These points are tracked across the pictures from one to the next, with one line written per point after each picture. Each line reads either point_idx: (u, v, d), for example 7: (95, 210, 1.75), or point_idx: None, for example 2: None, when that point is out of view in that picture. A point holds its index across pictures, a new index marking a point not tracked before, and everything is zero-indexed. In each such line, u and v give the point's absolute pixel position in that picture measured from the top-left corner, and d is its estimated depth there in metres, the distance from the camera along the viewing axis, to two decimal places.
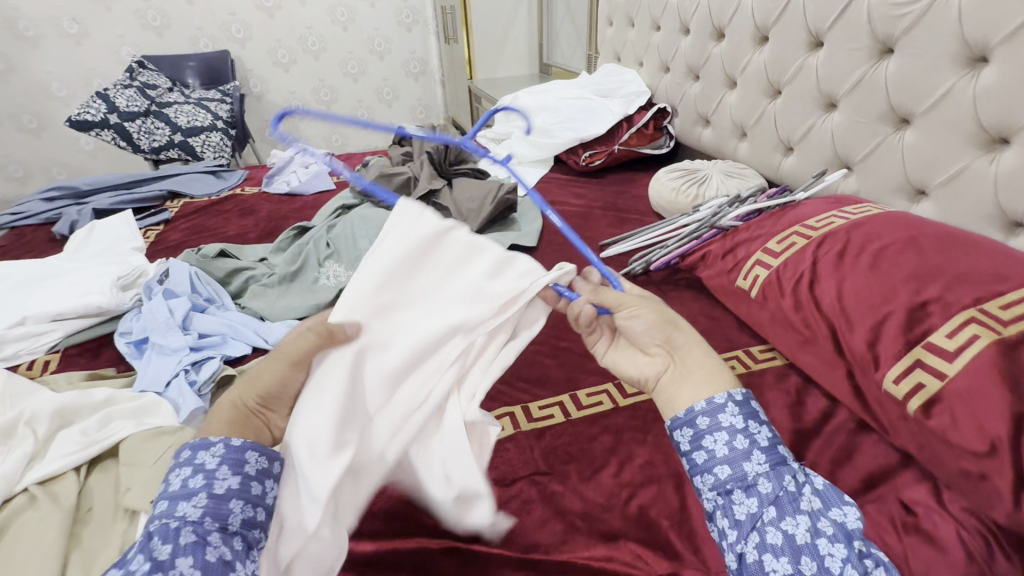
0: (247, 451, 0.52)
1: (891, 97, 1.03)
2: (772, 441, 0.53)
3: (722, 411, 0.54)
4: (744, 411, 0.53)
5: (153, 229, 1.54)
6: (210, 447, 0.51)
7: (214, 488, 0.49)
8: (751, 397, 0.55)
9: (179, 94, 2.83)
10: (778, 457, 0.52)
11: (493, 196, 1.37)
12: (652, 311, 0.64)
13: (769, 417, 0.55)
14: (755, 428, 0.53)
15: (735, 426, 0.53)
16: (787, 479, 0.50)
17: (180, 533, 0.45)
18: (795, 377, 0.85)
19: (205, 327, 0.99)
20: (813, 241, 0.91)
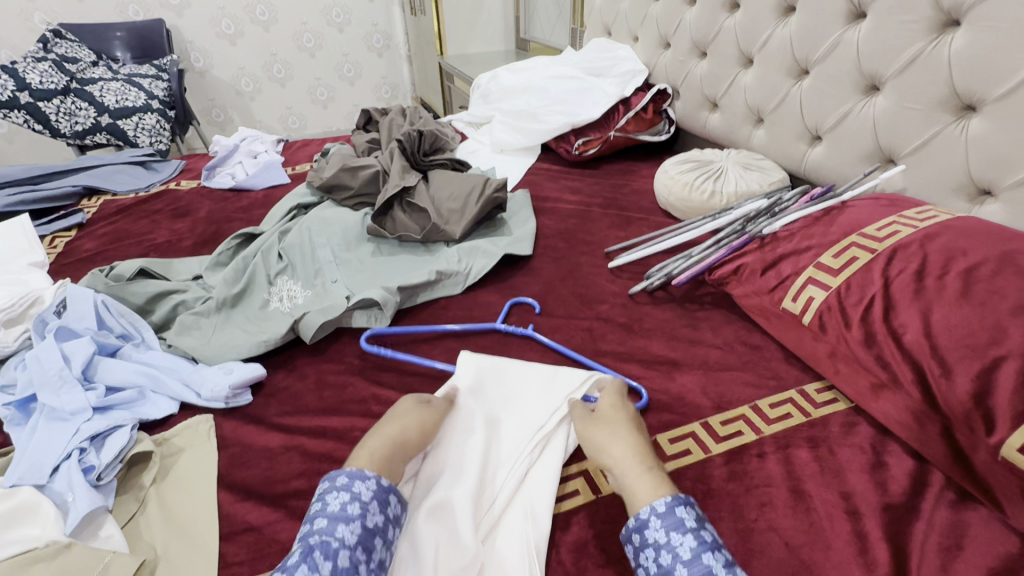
0: (389, 494, 0.56)
1: (954, 80, 0.87)
2: (699, 548, 0.50)
3: (648, 525, 0.52)
4: (661, 522, 0.52)
5: (62, 235, 1.27)
6: (366, 479, 0.56)
7: (367, 520, 0.52)
8: (678, 504, 0.53)
9: (105, 69, 2.47)
10: (702, 569, 0.48)
11: (479, 195, 1.16)
12: (601, 429, 0.63)
13: (700, 526, 0.51)
14: (677, 538, 0.51)
15: (659, 541, 0.51)
16: None
17: (338, 556, 0.48)
18: (867, 427, 0.70)
19: (114, 379, 0.75)
20: (881, 256, 0.75)
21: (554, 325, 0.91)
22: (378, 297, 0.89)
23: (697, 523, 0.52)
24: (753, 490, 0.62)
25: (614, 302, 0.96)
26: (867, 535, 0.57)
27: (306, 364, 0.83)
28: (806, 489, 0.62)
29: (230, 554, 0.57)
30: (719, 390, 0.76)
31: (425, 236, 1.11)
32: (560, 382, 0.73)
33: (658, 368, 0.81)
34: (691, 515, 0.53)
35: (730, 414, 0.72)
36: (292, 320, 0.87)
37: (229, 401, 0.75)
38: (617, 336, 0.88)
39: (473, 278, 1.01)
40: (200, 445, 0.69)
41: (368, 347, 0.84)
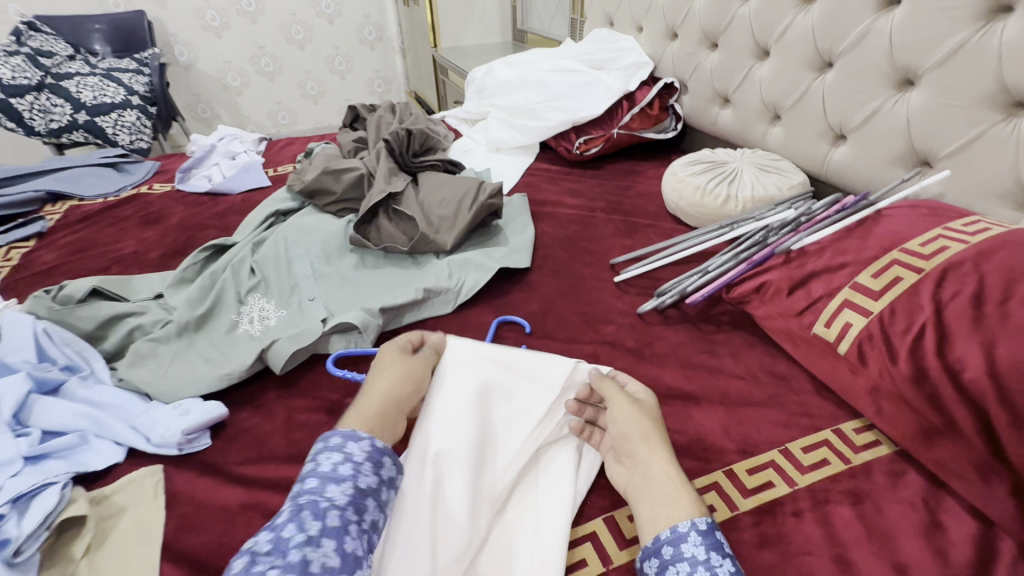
0: (384, 456, 0.54)
1: (1005, 73, 0.77)
2: None
3: (684, 539, 0.47)
4: (703, 538, 0.47)
5: (20, 246, 1.17)
6: (359, 440, 0.53)
7: (359, 481, 0.50)
8: (716, 528, 0.49)
9: (83, 63, 2.36)
10: None
11: (472, 201, 1.06)
12: (634, 422, 0.60)
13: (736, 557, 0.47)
14: (717, 560, 0.45)
15: (697, 557, 0.46)
16: None
17: (328, 514, 0.46)
18: (918, 479, 0.60)
19: (51, 422, 0.66)
20: (930, 277, 0.65)
21: (555, 350, 0.82)
22: (357, 321, 0.79)
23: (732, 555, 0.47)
24: (790, 559, 0.53)
25: (621, 323, 0.86)
26: None
27: (275, 399, 0.74)
28: (852, 557, 0.53)
29: None
30: (744, 430, 0.67)
31: (412, 247, 1.01)
32: (551, 377, 0.68)
33: (673, 403, 0.71)
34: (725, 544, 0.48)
35: (757, 461, 0.63)
36: (260, 348, 0.77)
37: (183, 446, 0.65)
38: (626, 363, 0.78)
39: (465, 295, 0.91)
40: (145, 505, 0.59)
41: (340, 372, 0.74)
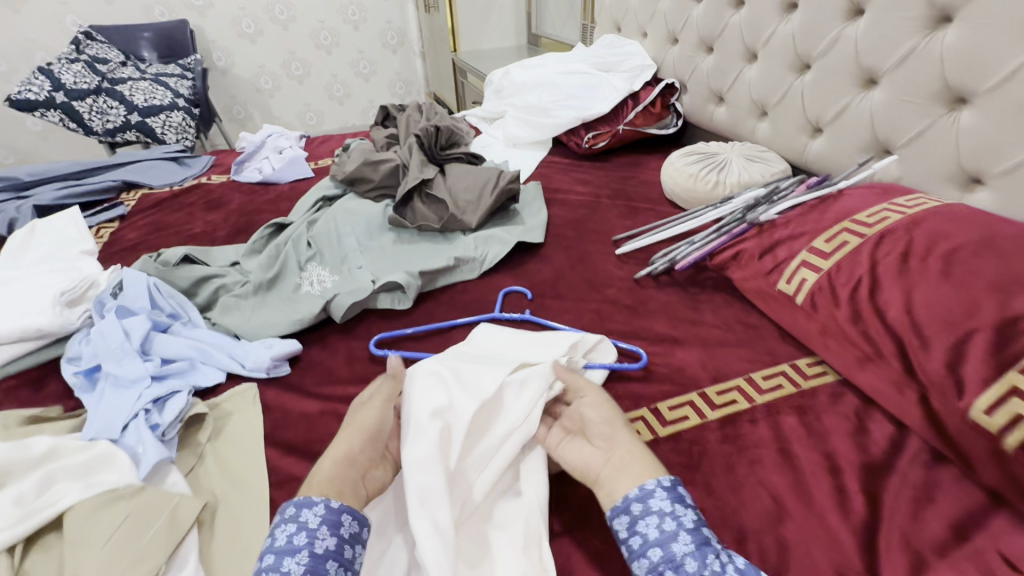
0: (343, 514, 0.54)
1: (947, 74, 0.91)
2: (697, 522, 0.52)
3: (652, 496, 0.54)
4: (670, 492, 0.54)
5: (107, 226, 1.36)
6: (314, 504, 0.54)
7: (315, 547, 0.50)
8: (678, 483, 0.56)
9: (134, 69, 2.59)
10: (702, 538, 0.51)
11: (493, 186, 1.23)
12: (603, 411, 0.65)
13: (695, 504, 0.55)
14: (681, 510, 0.53)
15: (664, 509, 0.53)
16: (711, 556, 0.49)
17: None
18: (853, 398, 0.76)
19: (168, 351, 0.84)
20: (869, 240, 0.80)
21: (564, 307, 0.98)
22: (401, 280, 0.96)
23: (693, 503, 0.55)
24: (745, 451, 0.69)
25: (620, 286, 1.02)
26: (846, 489, 0.63)
27: (337, 341, 0.91)
28: (793, 449, 0.68)
29: (280, 501, 0.65)
30: (717, 364, 0.83)
31: (443, 225, 1.19)
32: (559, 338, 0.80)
33: (660, 345, 0.87)
34: (686, 495, 0.56)
35: (724, 385, 0.79)
36: (323, 301, 0.95)
37: (270, 371, 0.83)
38: (623, 316, 0.95)
39: (488, 264, 1.07)
40: (247, 410, 0.77)
41: (378, 352, 0.86)
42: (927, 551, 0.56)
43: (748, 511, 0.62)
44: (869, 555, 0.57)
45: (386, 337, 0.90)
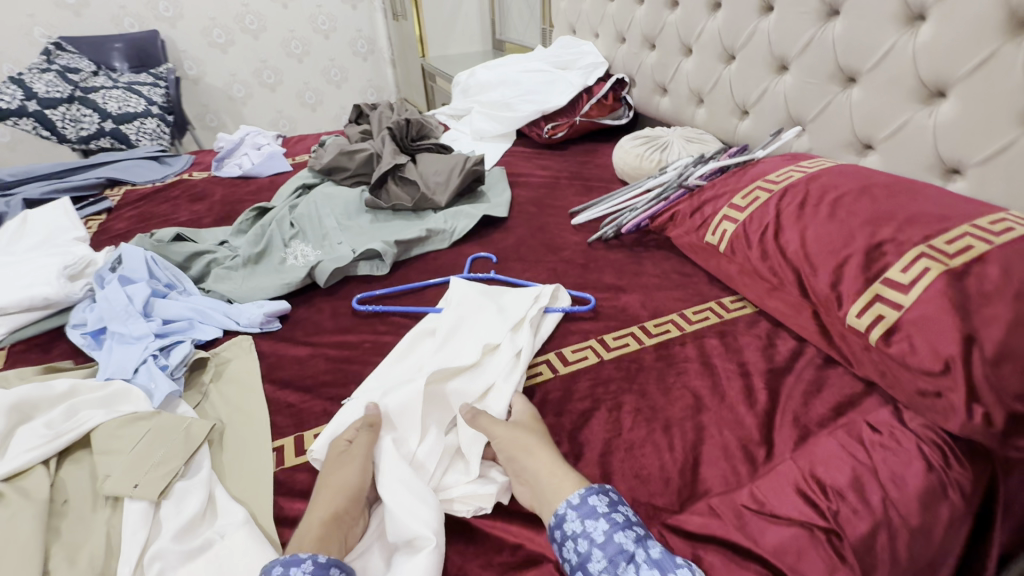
0: (332, 568, 0.52)
1: (839, 58, 1.08)
2: (610, 531, 0.55)
3: (565, 520, 0.57)
4: (577, 513, 0.56)
5: (94, 218, 1.43)
6: (302, 562, 0.51)
7: None
8: (590, 494, 0.58)
9: (105, 78, 2.59)
10: (615, 548, 0.54)
11: (460, 169, 1.36)
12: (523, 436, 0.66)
13: (610, 510, 0.57)
14: (592, 525, 0.55)
15: (576, 530, 0.56)
16: (623, 567, 0.52)
17: None
18: (766, 322, 0.90)
19: (169, 312, 0.93)
20: (775, 194, 0.96)
21: (526, 267, 1.11)
22: (379, 248, 1.08)
23: (609, 506, 0.58)
24: (675, 365, 0.82)
25: (575, 249, 1.16)
26: (754, 387, 0.77)
27: (323, 301, 1.02)
28: (714, 362, 0.82)
29: (278, 422, 0.75)
30: (655, 304, 0.97)
31: (415, 204, 1.31)
32: (524, 295, 0.94)
33: (607, 292, 1.01)
34: (603, 500, 0.58)
35: (661, 319, 0.92)
36: (308, 267, 1.05)
37: (263, 325, 0.94)
38: (576, 272, 1.08)
39: (457, 235, 1.19)
40: (243, 355, 0.87)
41: (359, 307, 0.98)
42: (813, 425, 0.70)
43: (675, 406, 0.75)
44: (768, 431, 0.70)
45: (366, 295, 1.02)
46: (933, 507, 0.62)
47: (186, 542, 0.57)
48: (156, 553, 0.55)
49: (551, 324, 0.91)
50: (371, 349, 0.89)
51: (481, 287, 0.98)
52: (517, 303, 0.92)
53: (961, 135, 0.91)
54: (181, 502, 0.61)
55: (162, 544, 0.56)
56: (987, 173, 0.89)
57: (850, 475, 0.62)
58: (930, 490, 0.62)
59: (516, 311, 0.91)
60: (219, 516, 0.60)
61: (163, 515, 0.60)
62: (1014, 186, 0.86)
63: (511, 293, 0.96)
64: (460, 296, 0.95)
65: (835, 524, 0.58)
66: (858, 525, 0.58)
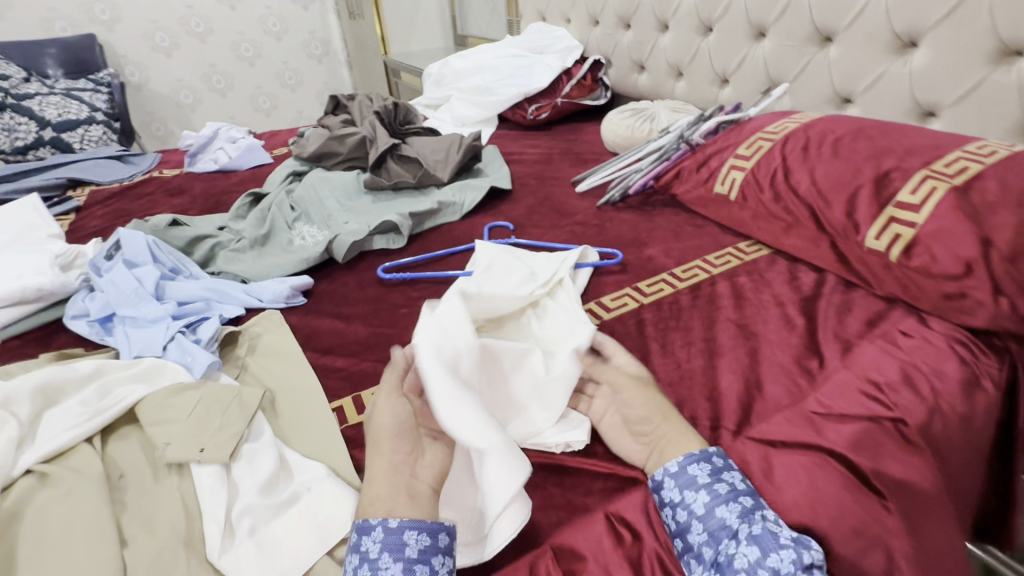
0: (405, 532, 0.46)
1: (816, 19, 1.17)
2: (711, 504, 0.50)
3: (663, 487, 0.53)
4: (676, 481, 0.52)
5: (63, 218, 1.32)
6: (372, 530, 0.47)
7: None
8: (688, 462, 0.53)
9: (39, 84, 2.33)
10: (717, 522, 0.49)
11: (459, 146, 1.36)
12: (641, 394, 0.62)
13: (711, 480, 0.52)
14: (691, 495, 0.51)
15: (674, 500, 0.52)
16: (724, 542, 0.48)
17: None
18: (784, 260, 0.95)
19: (183, 293, 0.87)
20: (778, 142, 1.02)
21: (543, 231, 1.12)
22: (395, 220, 1.06)
23: (712, 477, 0.52)
24: (712, 302, 0.85)
25: (586, 213, 1.18)
26: (791, 313, 0.81)
27: (345, 275, 0.99)
28: (748, 296, 0.86)
29: (331, 386, 0.72)
30: (677, 253, 1.00)
31: (418, 181, 1.29)
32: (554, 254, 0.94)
33: (629, 247, 1.03)
34: (706, 469, 0.53)
35: (687, 266, 0.96)
36: (325, 243, 1.02)
37: (289, 300, 0.90)
38: (593, 232, 1.10)
39: (468, 207, 1.19)
40: (275, 328, 0.82)
41: (386, 276, 0.95)
42: (853, 338, 0.75)
43: (723, 336, 0.78)
44: (814, 348, 0.74)
45: (390, 266, 0.99)
46: (973, 394, 0.68)
47: (271, 497, 0.54)
48: (246, 509, 0.52)
49: (584, 277, 0.92)
50: (408, 313, 0.87)
51: (503, 246, 0.96)
52: (549, 259, 0.92)
53: (935, 80, 1.00)
54: (254, 462, 0.58)
55: (249, 501, 0.53)
56: (961, 112, 0.99)
57: (899, 373, 0.67)
58: (966, 379, 0.68)
59: (550, 266, 0.90)
60: (299, 473, 0.57)
61: (238, 477, 0.56)
62: (986, 121, 0.96)
63: (537, 254, 0.95)
64: (489, 253, 0.92)
65: (900, 414, 0.62)
66: (917, 414, 0.63)
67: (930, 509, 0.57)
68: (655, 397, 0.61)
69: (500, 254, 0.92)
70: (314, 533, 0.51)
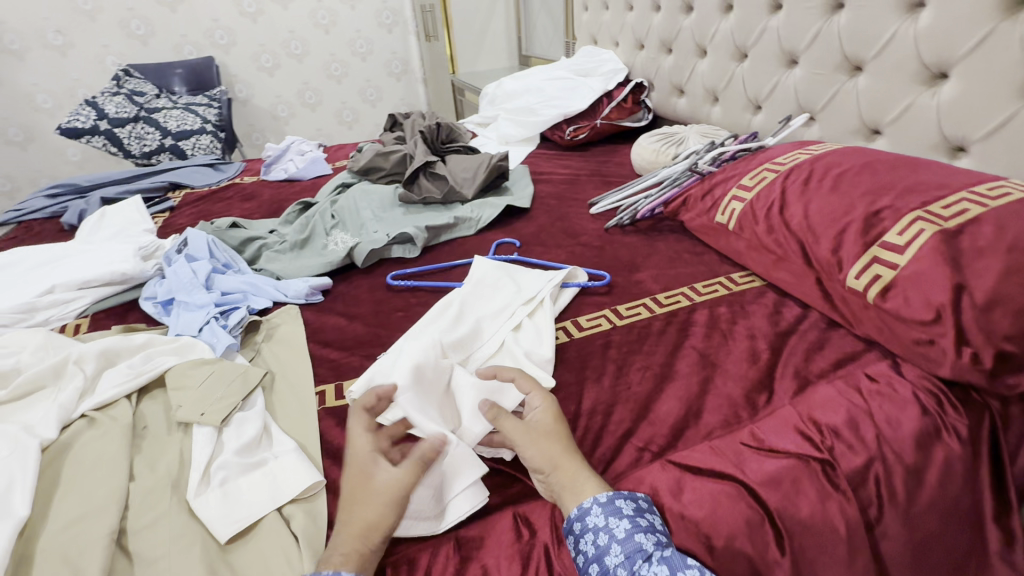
0: None
1: (845, 48, 1.13)
2: (632, 530, 0.53)
3: (589, 513, 0.54)
4: (603, 508, 0.54)
5: (159, 216, 1.59)
6: None
7: None
8: (617, 495, 0.56)
9: (167, 100, 2.75)
10: (635, 546, 0.52)
11: (486, 165, 1.45)
12: (538, 442, 0.61)
13: (635, 512, 0.55)
14: (615, 521, 0.53)
15: (598, 525, 0.53)
16: (639, 563, 0.51)
17: None
18: (772, 293, 0.95)
19: (226, 285, 1.05)
20: (781, 174, 1.01)
21: (545, 250, 1.18)
22: (411, 233, 1.18)
23: (634, 510, 0.56)
24: (684, 329, 0.88)
25: (592, 235, 1.23)
26: (758, 346, 0.82)
27: (361, 279, 1.12)
28: (722, 326, 0.87)
29: (320, 373, 0.85)
30: (666, 279, 1.02)
31: (444, 197, 1.41)
32: (544, 274, 1.00)
33: (623, 270, 1.07)
34: (628, 503, 0.56)
35: (672, 292, 0.98)
36: (348, 249, 1.16)
37: (308, 297, 1.05)
38: (593, 254, 1.15)
39: (483, 223, 1.28)
40: (291, 321, 0.97)
41: (393, 283, 1.07)
42: (813, 377, 0.74)
43: (682, 363, 0.80)
44: (769, 383, 0.75)
45: (400, 274, 1.11)
46: (928, 447, 0.65)
47: (245, 458, 0.67)
48: (222, 464, 0.65)
49: (568, 296, 0.97)
50: (403, 317, 0.98)
51: (494, 262, 1.04)
52: (537, 278, 0.99)
53: (964, 113, 0.95)
54: (240, 428, 0.70)
55: (226, 458, 0.65)
56: (990, 149, 0.93)
57: (844, 416, 0.66)
58: (925, 432, 0.66)
59: (535, 284, 0.96)
60: (274, 443, 0.69)
61: (226, 439, 0.69)
62: (1015, 160, 0.90)
63: (524, 271, 1.02)
64: (482, 269, 1.01)
65: (829, 457, 0.63)
66: (850, 459, 0.63)
67: (847, 551, 0.58)
68: (554, 443, 0.61)
69: (493, 275, 0.99)
70: (269, 493, 0.63)
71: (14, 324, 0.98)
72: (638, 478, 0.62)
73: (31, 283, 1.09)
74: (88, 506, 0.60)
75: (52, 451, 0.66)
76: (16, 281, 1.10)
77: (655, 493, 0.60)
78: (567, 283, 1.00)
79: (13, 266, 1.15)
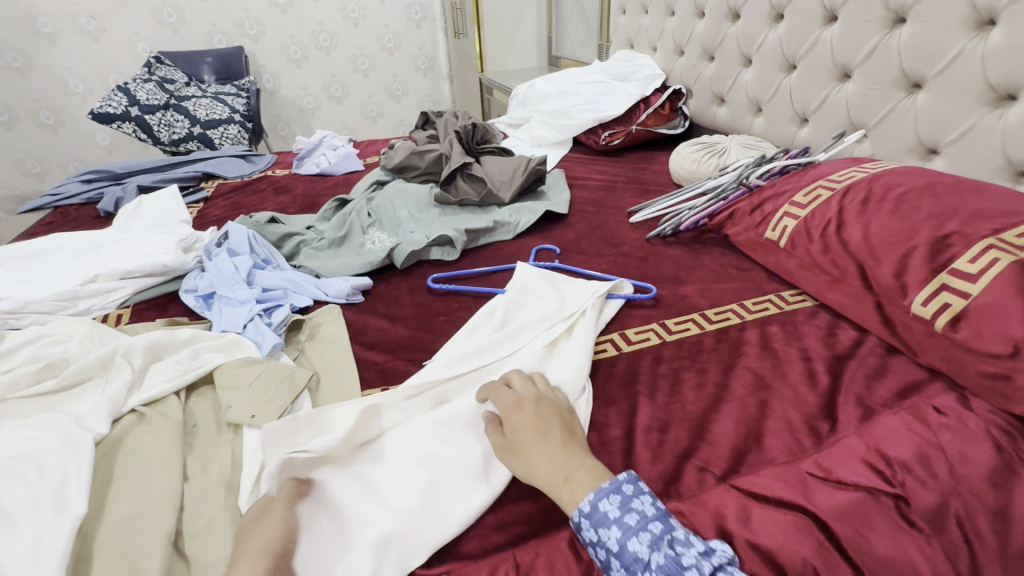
0: None
1: (904, 64, 1.10)
2: (623, 538, 0.52)
3: (582, 529, 0.54)
4: (590, 523, 0.53)
5: (194, 206, 1.59)
6: None
7: None
8: (599, 498, 0.55)
9: (196, 88, 2.76)
10: (631, 556, 0.51)
11: (524, 168, 1.44)
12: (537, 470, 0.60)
13: (622, 513, 0.53)
14: (605, 533, 0.52)
15: (592, 541, 0.53)
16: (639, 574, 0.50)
17: None
18: (826, 315, 0.93)
19: (267, 281, 1.04)
20: (837, 192, 0.98)
21: (586, 258, 1.17)
22: (451, 235, 1.17)
23: (621, 507, 0.54)
24: (736, 347, 0.86)
25: (633, 245, 1.21)
26: (815, 370, 0.80)
27: (401, 280, 1.12)
28: (775, 346, 0.85)
29: (366, 376, 0.83)
30: (713, 295, 1.00)
31: (481, 199, 1.40)
32: (588, 285, 0.98)
33: (667, 283, 1.05)
34: (615, 502, 0.55)
35: (720, 308, 0.96)
36: (388, 249, 1.15)
37: (349, 297, 1.04)
38: (636, 264, 1.13)
39: (521, 228, 1.27)
40: (333, 320, 0.96)
41: (435, 286, 1.06)
42: (876, 406, 0.72)
43: (737, 383, 0.78)
44: (830, 410, 0.73)
45: (440, 276, 1.10)
46: (1006, 486, 0.63)
47: None
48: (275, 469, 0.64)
49: (612, 309, 0.95)
50: (445, 322, 0.97)
51: (535, 271, 1.03)
52: (581, 289, 0.97)
53: None
54: None
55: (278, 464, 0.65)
56: None
57: (915, 450, 0.64)
58: (999, 470, 0.64)
59: (578, 295, 0.94)
60: None
61: None
62: None
63: (568, 282, 1.00)
64: (526, 279, 1.00)
65: (902, 492, 0.60)
66: (922, 495, 0.61)
67: None
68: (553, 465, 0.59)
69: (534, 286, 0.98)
70: None
71: (56, 312, 0.98)
72: (702, 504, 0.60)
73: (72, 271, 1.09)
74: (143, 506, 0.59)
75: (104, 446, 0.66)
76: (57, 268, 1.10)
77: (721, 521, 0.58)
78: (612, 294, 0.98)
79: (53, 253, 1.16)
